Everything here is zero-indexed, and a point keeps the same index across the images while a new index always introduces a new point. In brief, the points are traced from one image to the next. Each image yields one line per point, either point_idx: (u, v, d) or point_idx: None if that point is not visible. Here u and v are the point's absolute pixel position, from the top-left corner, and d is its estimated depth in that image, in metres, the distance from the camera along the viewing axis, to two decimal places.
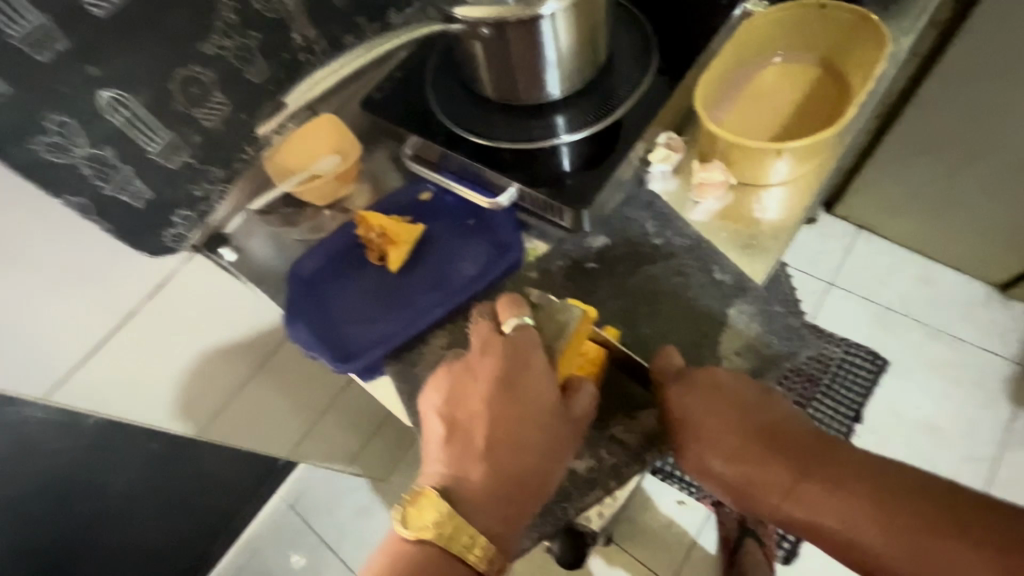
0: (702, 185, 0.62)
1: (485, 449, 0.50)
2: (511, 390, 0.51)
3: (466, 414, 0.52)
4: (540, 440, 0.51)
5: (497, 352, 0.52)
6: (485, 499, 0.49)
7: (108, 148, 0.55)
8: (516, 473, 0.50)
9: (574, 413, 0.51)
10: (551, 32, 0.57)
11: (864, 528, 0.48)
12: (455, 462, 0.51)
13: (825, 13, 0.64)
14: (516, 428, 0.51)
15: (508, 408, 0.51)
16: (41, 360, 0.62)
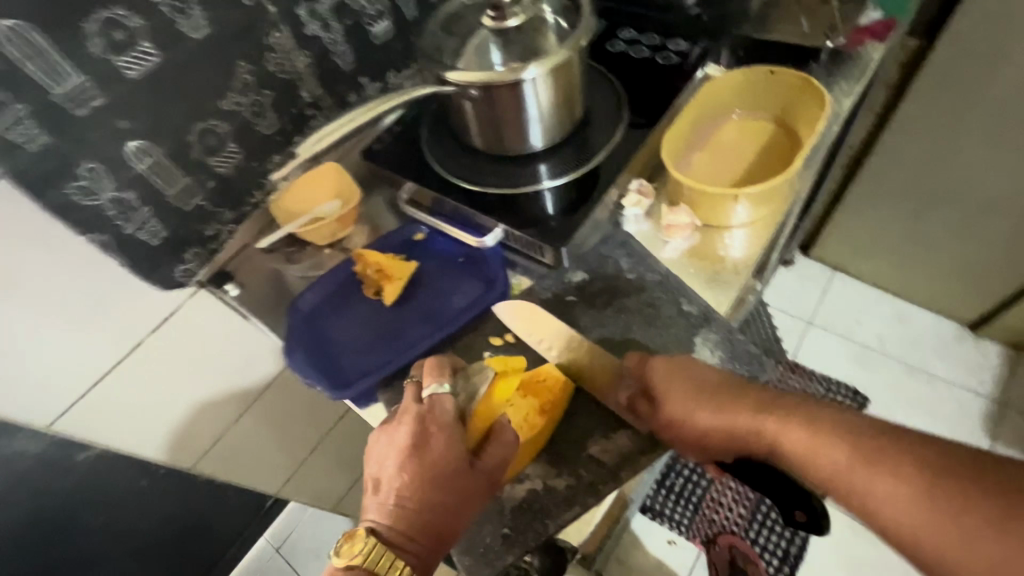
0: (671, 226, 0.69)
1: (408, 496, 0.52)
2: (425, 441, 0.54)
3: (392, 470, 0.54)
4: (457, 493, 0.53)
5: (417, 409, 0.55)
6: (405, 543, 0.51)
7: (130, 191, 0.61)
8: (437, 522, 0.52)
9: (486, 470, 0.54)
10: (532, 93, 0.65)
11: (828, 451, 0.46)
12: (384, 507, 0.53)
13: (773, 77, 0.73)
14: (435, 482, 0.53)
15: (428, 464, 0.53)
16: (50, 385, 0.67)
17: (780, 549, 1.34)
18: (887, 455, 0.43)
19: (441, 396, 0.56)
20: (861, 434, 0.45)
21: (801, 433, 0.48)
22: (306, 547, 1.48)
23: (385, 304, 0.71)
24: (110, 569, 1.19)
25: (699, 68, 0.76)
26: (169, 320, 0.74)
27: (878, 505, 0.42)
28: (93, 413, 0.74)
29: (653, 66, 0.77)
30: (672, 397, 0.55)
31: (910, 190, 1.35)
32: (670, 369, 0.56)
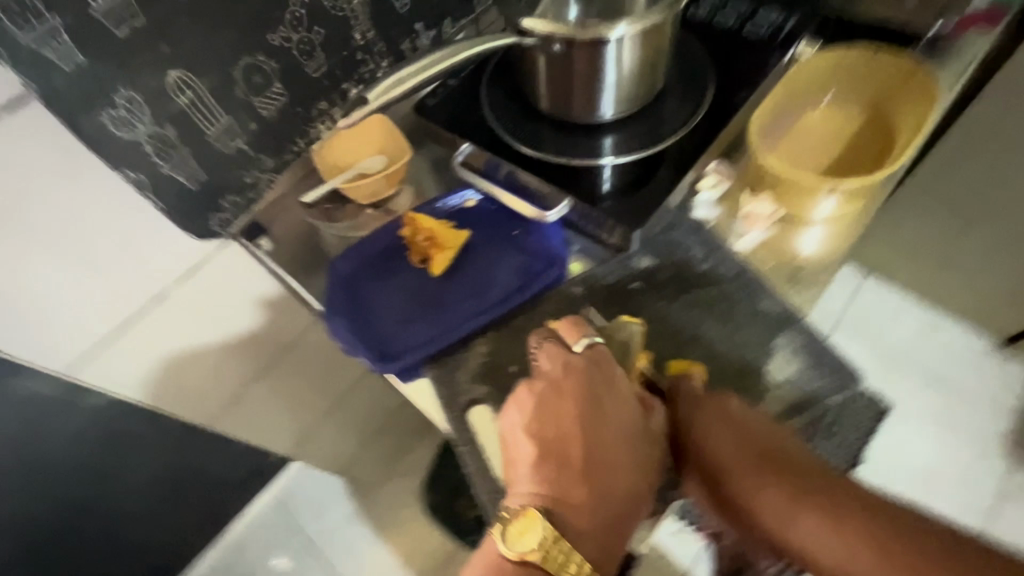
0: (749, 216, 0.64)
1: (584, 472, 0.49)
2: (598, 410, 0.50)
3: (562, 438, 0.50)
4: (629, 464, 0.50)
5: (581, 370, 0.51)
6: (585, 528, 0.47)
7: (170, 126, 0.55)
8: (617, 498, 0.49)
9: (652, 430, 0.52)
10: (616, 55, 0.58)
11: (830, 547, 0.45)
12: (550, 483, 0.48)
13: (877, 60, 0.67)
14: (608, 447, 0.50)
15: (598, 431, 0.50)
16: (70, 335, 0.63)
17: None
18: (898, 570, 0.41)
19: (598, 348, 0.53)
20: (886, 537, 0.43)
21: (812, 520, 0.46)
22: None
23: (432, 274, 0.66)
24: None
25: (791, 45, 0.68)
26: (196, 269, 0.69)
27: None
28: (107, 365, 0.70)
29: (742, 38, 0.70)
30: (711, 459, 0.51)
31: (965, 200, 1.28)
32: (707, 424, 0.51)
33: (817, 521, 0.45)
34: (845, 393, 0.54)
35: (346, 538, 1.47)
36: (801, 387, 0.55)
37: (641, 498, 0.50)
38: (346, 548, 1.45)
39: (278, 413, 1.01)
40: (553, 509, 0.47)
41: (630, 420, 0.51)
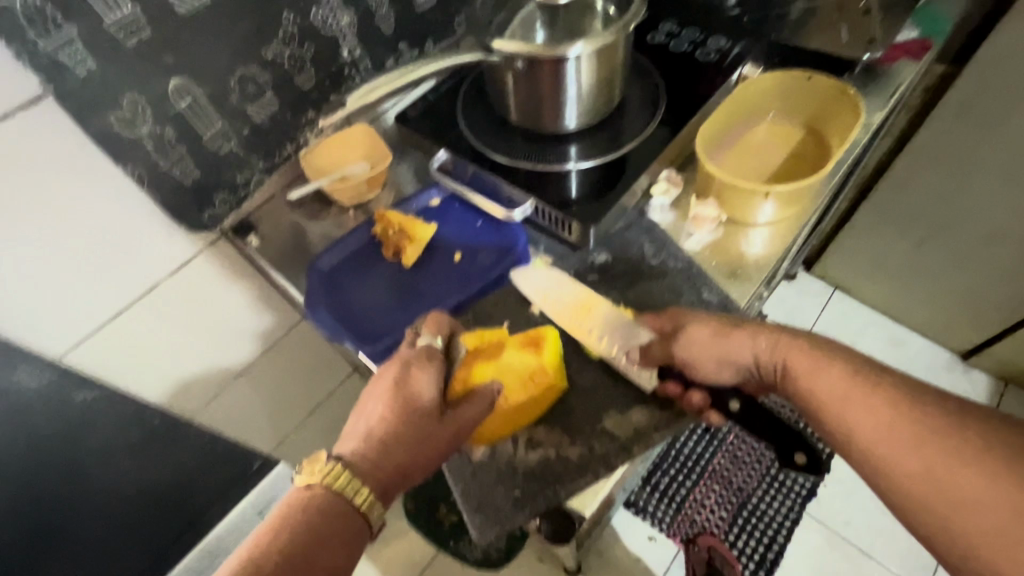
0: (698, 218, 0.70)
1: (385, 428, 0.54)
2: (403, 383, 0.55)
3: (376, 402, 0.55)
4: (415, 433, 0.53)
5: (423, 358, 0.56)
6: (367, 470, 0.52)
7: (168, 127, 0.61)
8: (403, 458, 0.53)
9: (457, 416, 0.55)
10: (574, 71, 0.64)
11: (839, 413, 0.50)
12: (359, 437, 0.54)
13: (810, 84, 0.74)
14: (407, 419, 0.54)
15: (403, 410, 0.54)
16: (60, 326, 0.67)
17: (758, 554, 1.35)
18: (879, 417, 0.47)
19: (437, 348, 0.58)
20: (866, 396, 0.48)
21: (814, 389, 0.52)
22: None
23: (405, 265, 0.71)
24: None
25: (735, 69, 0.76)
26: (186, 266, 0.74)
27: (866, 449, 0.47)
28: (99, 354, 0.73)
29: (694, 62, 0.77)
30: (699, 354, 0.58)
31: (919, 217, 1.37)
32: (708, 339, 0.57)
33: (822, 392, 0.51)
34: None
35: None
36: None
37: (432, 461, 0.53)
38: None
39: (262, 409, 1.05)
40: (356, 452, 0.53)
41: (431, 395, 0.55)
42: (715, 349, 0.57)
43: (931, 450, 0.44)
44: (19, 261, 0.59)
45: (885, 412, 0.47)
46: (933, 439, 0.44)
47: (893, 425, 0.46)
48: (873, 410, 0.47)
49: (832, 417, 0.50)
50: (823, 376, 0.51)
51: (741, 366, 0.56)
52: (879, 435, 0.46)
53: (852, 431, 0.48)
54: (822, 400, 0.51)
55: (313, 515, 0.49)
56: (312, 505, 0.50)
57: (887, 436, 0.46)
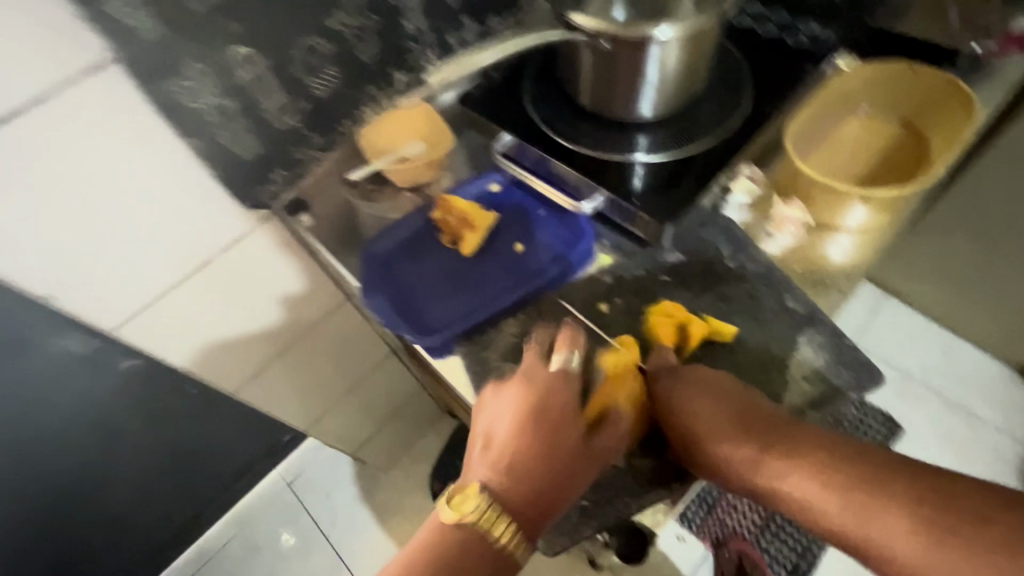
0: (781, 219, 0.65)
1: (524, 461, 0.52)
2: (541, 414, 0.53)
3: (509, 433, 0.54)
4: (553, 468, 0.52)
5: (557, 387, 0.54)
6: (514, 506, 0.51)
7: (232, 100, 0.57)
8: (541, 491, 0.52)
9: (592, 448, 0.53)
10: (659, 54, 0.60)
11: (827, 497, 0.48)
12: (494, 470, 0.53)
13: (915, 77, 0.68)
14: (550, 454, 0.52)
15: (541, 445, 0.52)
16: (116, 297, 0.67)
17: (788, 561, 1.32)
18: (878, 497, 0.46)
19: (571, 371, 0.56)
20: (854, 473, 0.48)
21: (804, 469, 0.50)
22: (316, 486, 1.56)
23: (464, 254, 0.68)
24: (130, 482, 1.20)
25: (830, 58, 0.69)
26: (238, 242, 0.72)
27: (870, 535, 0.46)
28: (152, 322, 0.73)
29: (785, 47, 0.70)
30: (703, 423, 0.53)
31: (994, 224, 1.27)
32: (690, 394, 0.54)
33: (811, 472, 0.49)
34: (865, 388, 0.56)
35: (353, 518, 1.52)
36: (822, 383, 0.57)
37: (570, 495, 0.52)
38: (352, 528, 1.51)
39: (300, 387, 1.04)
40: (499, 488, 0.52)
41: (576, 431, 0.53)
42: (714, 412, 0.54)
43: (899, 520, 0.45)
44: (78, 232, 0.58)
45: (852, 487, 0.48)
46: (897, 502, 0.46)
47: (885, 504, 0.46)
48: (848, 487, 0.48)
49: (806, 504, 0.49)
50: (789, 452, 0.51)
51: (731, 442, 0.53)
52: (877, 517, 0.46)
53: (857, 523, 0.47)
54: (814, 485, 0.49)
55: (458, 553, 0.49)
56: (461, 543, 0.50)
57: (865, 512, 0.46)
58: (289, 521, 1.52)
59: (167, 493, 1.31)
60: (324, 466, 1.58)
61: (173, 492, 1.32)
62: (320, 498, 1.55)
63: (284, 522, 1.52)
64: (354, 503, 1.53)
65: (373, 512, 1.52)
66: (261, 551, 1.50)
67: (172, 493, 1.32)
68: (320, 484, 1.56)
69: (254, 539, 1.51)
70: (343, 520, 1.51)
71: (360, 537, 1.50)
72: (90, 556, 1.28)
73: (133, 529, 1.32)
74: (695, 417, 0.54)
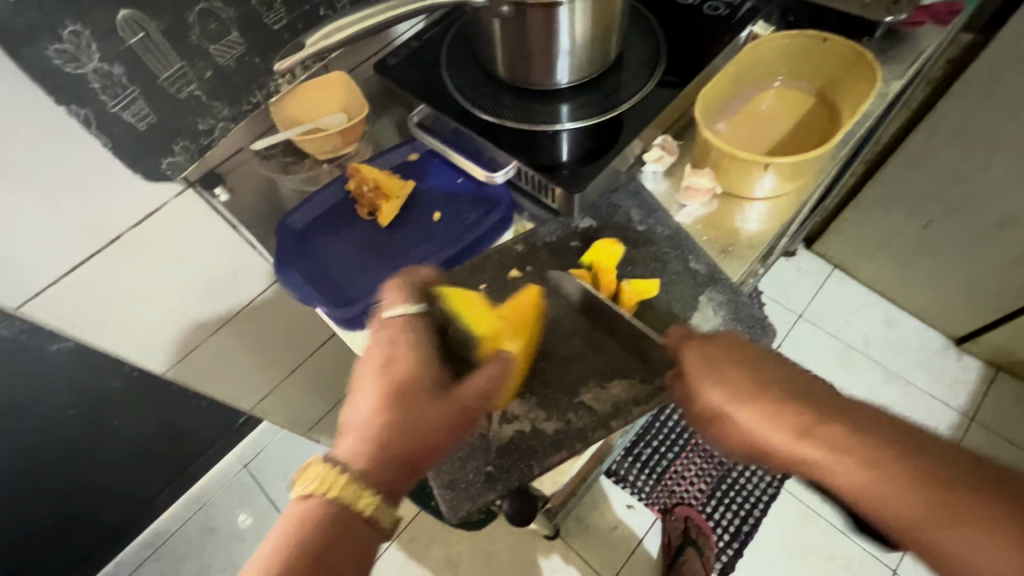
0: (690, 188, 0.65)
1: (377, 412, 0.49)
2: (393, 366, 0.50)
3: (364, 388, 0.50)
4: (412, 417, 0.48)
5: (382, 328, 0.52)
6: (374, 461, 0.47)
7: (118, 66, 0.55)
8: (404, 443, 0.48)
9: (403, 374, 0.50)
10: (568, 19, 0.59)
11: (890, 492, 0.42)
12: (357, 434, 0.49)
13: (826, 46, 0.68)
14: (398, 401, 0.49)
15: (407, 399, 0.49)
16: (19, 276, 0.63)
17: (733, 525, 1.37)
18: (955, 512, 0.40)
19: (414, 316, 0.53)
20: (916, 475, 0.42)
21: (857, 460, 0.44)
22: (274, 467, 1.56)
23: (381, 224, 0.67)
24: (73, 467, 1.18)
25: (745, 26, 0.70)
26: (152, 217, 0.69)
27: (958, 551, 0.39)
28: (62, 300, 0.69)
29: (700, 17, 0.71)
30: (723, 395, 0.50)
31: (929, 198, 1.32)
32: (709, 360, 0.51)
33: (865, 462, 0.43)
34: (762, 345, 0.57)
35: None
36: None
37: (433, 442, 0.49)
38: None
39: (240, 367, 1.02)
40: (359, 452, 0.48)
41: (424, 375, 0.50)
42: (741, 382, 0.50)
43: (990, 538, 0.38)
44: None
45: (921, 488, 0.41)
46: (982, 514, 0.39)
47: (967, 516, 0.39)
48: (916, 492, 0.41)
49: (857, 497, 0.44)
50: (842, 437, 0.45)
51: (767, 419, 0.48)
52: (956, 533, 0.39)
53: (938, 535, 0.40)
54: (882, 483, 0.42)
55: (320, 532, 0.45)
56: (330, 515, 0.46)
57: (942, 520, 0.40)
58: (246, 503, 1.52)
59: (114, 478, 1.30)
60: (283, 447, 1.58)
61: (122, 476, 1.31)
62: (277, 479, 1.55)
63: (241, 503, 1.52)
64: None
65: None
66: (218, 532, 1.50)
67: (121, 477, 1.31)
68: (277, 464, 1.56)
69: (211, 521, 1.50)
70: None
71: None
72: (35, 544, 1.25)
73: (81, 515, 1.30)
74: (725, 392, 0.50)
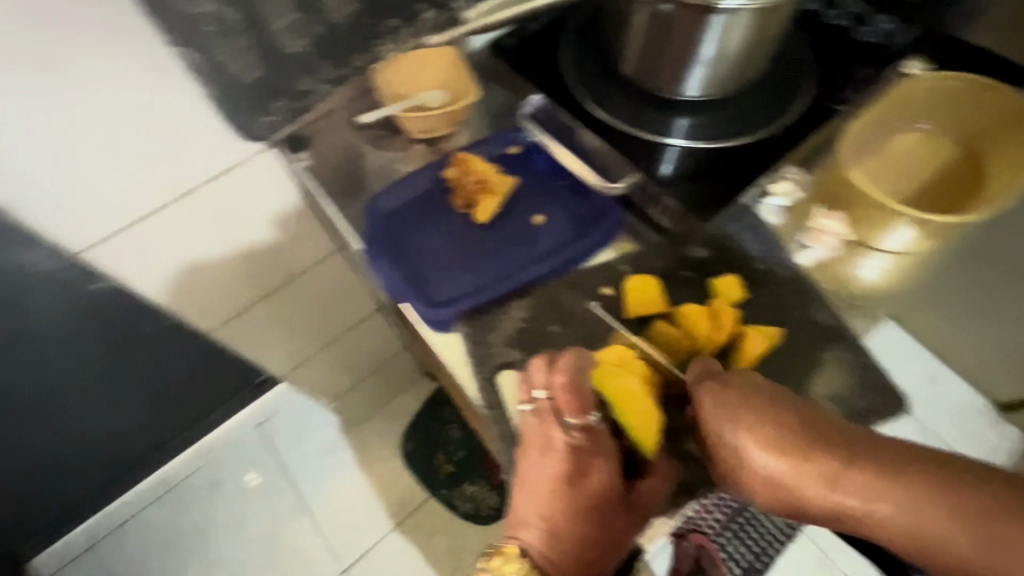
0: (818, 230, 0.60)
1: (563, 524, 0.48)
2: (580, 485, 0.48)
3: (544, 500, 0.48)
4: (605, 532, 0.49)
5: (564, 439, 0.48)
6: (557, 572, 0.48)
7: (233, 10, 0.49)
8: (588, 554, 0.48)
9: (588, 491, 0.48)
10: (719, 29, 0.53)
11: (900, 503, 0.44)
12: (540, 539, 0.48)
13: (988, 97, 0.62)
14: (588, 519, 0.48)
15: (598, 513, 0.48)
16: (91, 222, 0.59)
17: (746, 561, 1.33)
18: (956, 509, 0.42)
19: (594, 427, 0.49)
20: (922, 484, 0.44)
21: (872, 479, 0.44)
22: (286, 431, 1.54)
23: (477, 220, 0.62)
24: (94, 407, 1.16)
25: (898, 62, 0.64)
26: (228, 172, 0.63)
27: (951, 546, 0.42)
28: (126, 248, 0.65)
29: (850, 43, 0.65)
30: (748, 443, 0.47)
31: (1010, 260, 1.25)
32: (736, 409, 0.47)
33: (874, 474, 0.45)
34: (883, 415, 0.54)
35: (320, 467, 1.51)
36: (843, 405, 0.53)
37: (611, 554, 0.49)
38: (320, 476, 1.50)
39: (283, 334, 0.99)
40: (543, 561, 0.48)
41: (613, 490, 0.49)
42: (768, 424, 0.47)
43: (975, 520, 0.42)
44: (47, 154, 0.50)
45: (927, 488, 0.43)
46: (977, 515, 0.42)
47: (957, 510, 0.42)
48: (917, 496, 0.43)
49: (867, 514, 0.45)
50: (868, 469, 0.45)
51: (787, 454, 0.46)
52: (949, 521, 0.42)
53: (938, 544, 0.43)
54: (894, 499, 0.44)
55: None
56: None
57: (942, 515, 0.43)
58: (256, 462, 1.51)
59: (131, 422, 1.27)
60: (296, 413, 1.56)
61: (138, 420, 1.28)
62: (288, 443, 1.53)
63: (251, 462, 1.51)
64: (324, 453, 1.51)
65: (343, 463, 1.51)
66: (225, 488, 1.48)
67: (138, 422, 1.29)
68: (290, 428, 1.54)
69: (221, 474, 1.50)
70: (311, 467, 1.50)
71: (326, 485, 1.49)
72: (46, 477, 1.23)
73: (95, 454, 1.28)
74: (751, 436, 0.47)
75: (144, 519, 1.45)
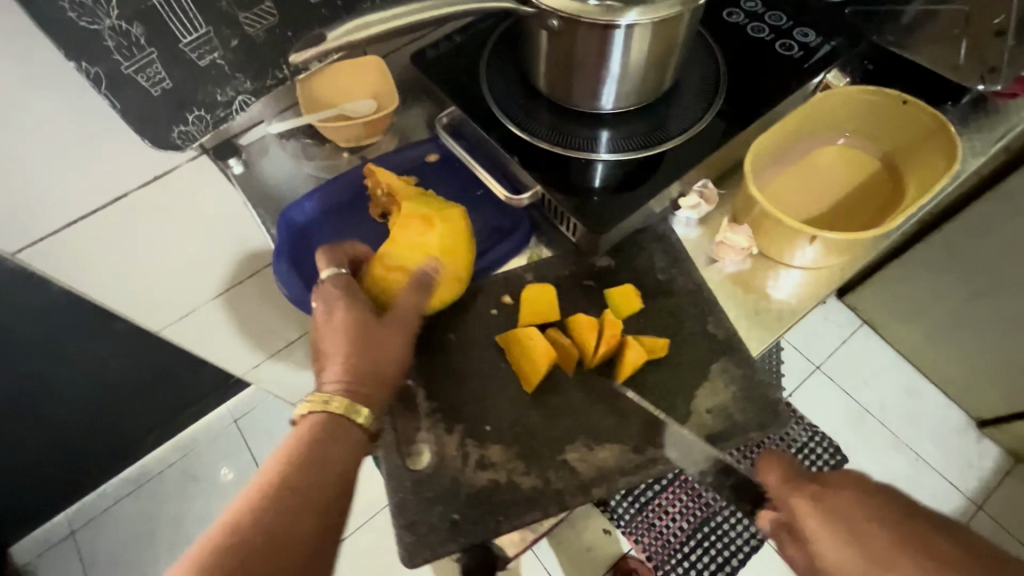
0: (723, 244, 0.60)
1: (352, 342, 0.52)
2: (354, 317, 0.53)
3: (336, 336, 0.53)
4: (388, 340, 0.53)
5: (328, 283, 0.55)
6: (358, 379, 0.52)
7: (137, 24, 0.52)
8: (379, 357, 0.53)
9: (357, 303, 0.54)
10: (622, 43, 0.54)
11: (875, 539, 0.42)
12: (343, 367, 0.52)
13: (905, 109, 0.61)
14: (365, 332, 0.53)
15: (372, 323, 0.53)
16: (13, 232, 0.58)
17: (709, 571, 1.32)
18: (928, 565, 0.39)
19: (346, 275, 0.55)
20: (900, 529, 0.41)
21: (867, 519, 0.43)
22: (261, 428, 1.57)
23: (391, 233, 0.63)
24: (67, 400, 1.19)
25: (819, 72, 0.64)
26: (159, 180, 0.63)
27: None
28: (55, 257, 0.64)
29: (770, 56, 0.65)
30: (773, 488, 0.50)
31: (983, 272, 1.23)
32: (779, 469, 0.50)
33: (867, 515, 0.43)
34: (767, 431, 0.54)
35: None
36: (726, 420, 0.54)
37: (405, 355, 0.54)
38: None
39: None
40: (345, 388, 0.51)
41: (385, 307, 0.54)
42: (806, 480, 0.49)
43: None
44: None
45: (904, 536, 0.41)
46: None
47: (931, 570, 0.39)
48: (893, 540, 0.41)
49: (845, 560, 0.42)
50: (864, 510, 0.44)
51: (805, 500, 0.47)
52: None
53: None
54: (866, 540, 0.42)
55: (316, 470, 0.49)
56: (331, 438, 0.50)
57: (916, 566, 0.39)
58: (229, 457, 1.54)
59: (109, 414, 1.31)
60: (269, 412, 1.58)
61: (113, 414, 1.32)
62: (263, 440, 1.56)
63: (225, 457, 1.53)
64: None
65: None
66: (199, 482, 1.51)
67: (112, 415, 1.32)
68: (263, 425, 1.57)
69: (195, 469, 1.52)
70: None
71: None
72: (23, 467, 1.27)
73: (70, 446, 1.31)
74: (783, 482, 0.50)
75: (120, 509, 1.48)
